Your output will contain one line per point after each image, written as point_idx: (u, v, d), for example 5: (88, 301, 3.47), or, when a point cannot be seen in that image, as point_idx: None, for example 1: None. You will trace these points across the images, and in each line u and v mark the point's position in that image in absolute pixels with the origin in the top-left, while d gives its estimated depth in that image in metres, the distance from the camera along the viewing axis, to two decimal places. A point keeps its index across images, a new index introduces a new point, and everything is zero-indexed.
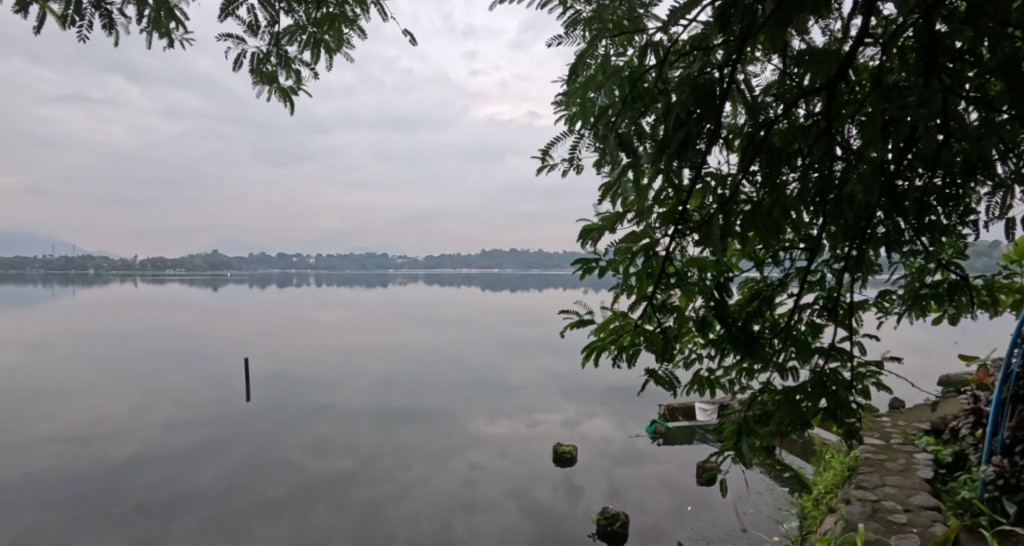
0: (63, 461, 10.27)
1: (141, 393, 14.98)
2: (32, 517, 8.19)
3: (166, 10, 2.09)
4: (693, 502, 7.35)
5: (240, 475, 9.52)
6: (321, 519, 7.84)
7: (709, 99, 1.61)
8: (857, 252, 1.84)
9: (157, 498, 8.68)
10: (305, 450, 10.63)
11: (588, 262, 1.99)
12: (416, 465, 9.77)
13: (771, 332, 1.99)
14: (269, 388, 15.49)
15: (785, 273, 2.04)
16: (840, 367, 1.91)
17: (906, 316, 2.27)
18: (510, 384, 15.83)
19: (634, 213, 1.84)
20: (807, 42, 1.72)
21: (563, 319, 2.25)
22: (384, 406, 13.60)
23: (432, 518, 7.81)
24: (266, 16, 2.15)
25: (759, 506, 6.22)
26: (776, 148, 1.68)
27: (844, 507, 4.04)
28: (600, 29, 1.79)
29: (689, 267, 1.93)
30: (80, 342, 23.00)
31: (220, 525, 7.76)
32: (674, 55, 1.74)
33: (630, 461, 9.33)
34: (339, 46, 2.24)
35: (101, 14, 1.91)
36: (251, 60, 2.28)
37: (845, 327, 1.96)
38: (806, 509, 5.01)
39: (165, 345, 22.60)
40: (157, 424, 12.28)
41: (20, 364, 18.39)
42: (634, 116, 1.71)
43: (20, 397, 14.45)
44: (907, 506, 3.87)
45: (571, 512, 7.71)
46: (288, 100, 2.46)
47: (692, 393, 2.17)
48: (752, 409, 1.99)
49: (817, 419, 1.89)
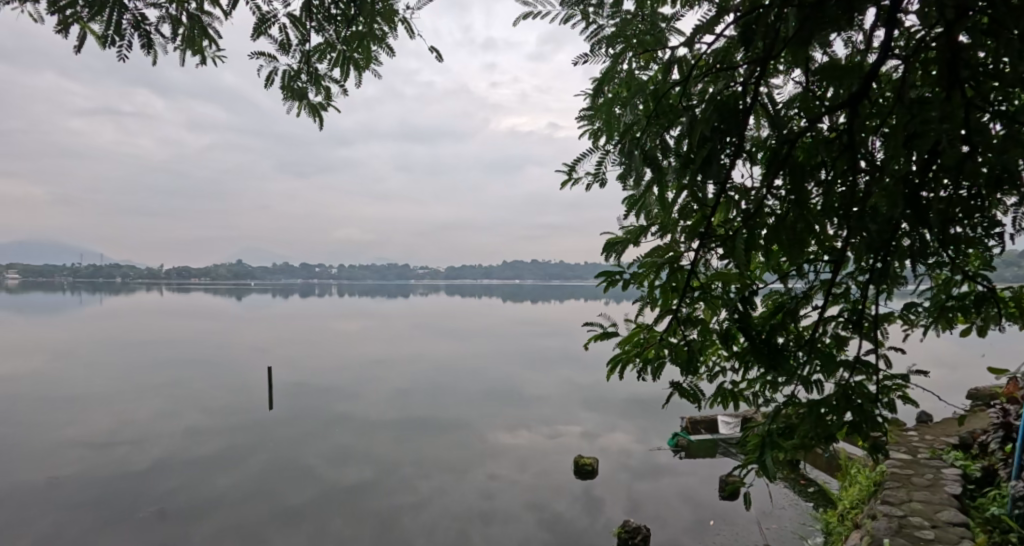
0: (89, 464, 10.51)
1: (165, 399, 15.25)
2: (56, 518, 8.36)
3: (200, 29, 2.19)
4: (715, 517, 7.29)
5: (261, 482, 9.63)
6: (336, 527, 7.90)
7: (733, 112, 1.62)
8: (883, 265, 1.83)
9: (178, 504, 8.78)
10: (324, 459, 10.71)
11: (612, 274, 2.05)
12: (435, 476, 9.78)
13: (796, 345, 1.99)
14: (291, 396, 15.71)
15: (810, 285, 2.05)
16: (864, 380, 1.89)
17: (931, 328, 2.27)
18: (530, 395, 15.90)
19: (657, 226, 1.89)
20: (830, 56, 1.73)
21: (588, 331, 2.25)
22: (403, 415, 13.73)
23: (451, 528, 7.82)
24: (297, 35, 2.23)
25: (781, 521, 6.23)
26: (799, 162, 1.70)
27: (870, 523, 4.01)
28: (624, 45, 1.84)
29: (714, 280, 1.95)
30: (109, 349, 23.52)
31: (239, 531, 7.83)
32: (698, 70, 1.77)
33: (650, 474, 9.30)
34: (368, 63, 2.29)
35: (140, 34, 2.04)
36: (282, 77, 2.37)
37: (871, 339, 1.95)
38: (831, 525, 4.99)
39: (187, 352, 23.12)
40: (180, 430, 12.50)
41: (47, 370, 18.80)
42: (658, 131, 1.72)
43: (47, 402, 14.82)
44: (934, 522, 3.81)
45: (589, 525, 7.67)
46: (317, 116, 2.53)
47: (715, 406, 2.21)
48: (776, 422, 1.98)
49: (841, 433, 1.87)
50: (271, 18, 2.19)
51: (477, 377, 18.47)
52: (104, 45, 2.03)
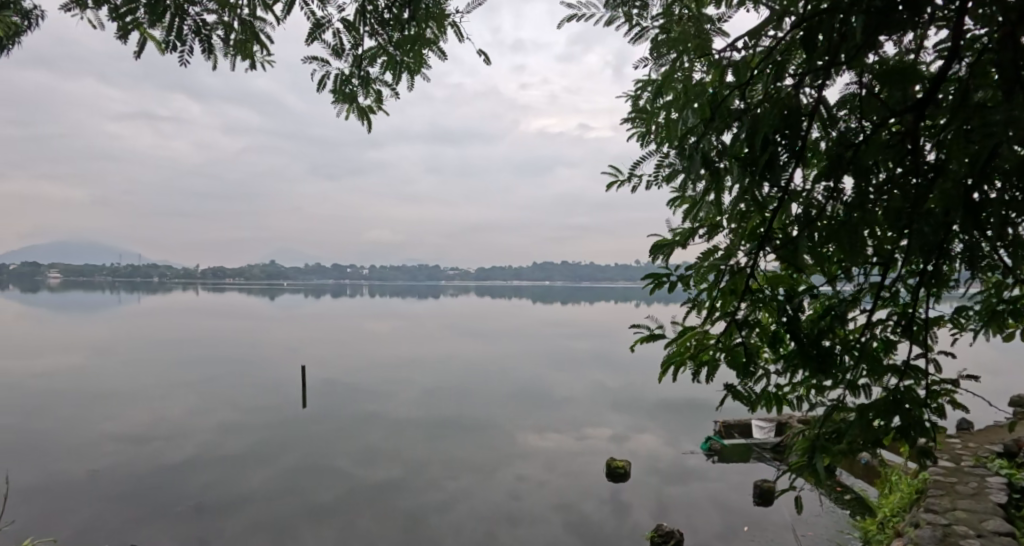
0: (126, 458, 10.77)
1: (199, 396, 15.55)
2: (95, 510, 8.59)
3: (251, 33, 2.23)
4: (748, 523, 7.21)
5: (292, 479, 9.75)
6: (366, 525, 7.98)
7: (791, 115, 1.61)
8: (934, 268, 1.79)
9: (212, 498, 8.95)
10: (354, 457, 10.84)
11: (659, 276, 2.05)
12: (463, 476, 9.83)
13: (844, 349, 1.96)
14: (322, 395, 15.90)
15: (858, 288, 2.02)
16: (913, 385, 1.86)
17: (982, 332, 2.22)
18: (558, 396, 15.88)
19: (706, 228, 1.88)
20: (885, 56, 1.71)
21: (634, 333, 2.25)
22: (432, 415, 13.81)
23: (479, 528, 7.86)
24: (350, 40, 2.26)
25: (817, 528, 6.16)
26: (854, 163, 1.67)
27: (912, 530, 3.93)
28: (676, 48, 1.83)
29: (763, 282, 1.93)
30: (147, 346, 24.10)
31: (270, 527, 7.95)
32: (753, 72, 1.75)
33: (680, 478, 9.23)
34: (419, 66, 2.32)
35: (200, 40, 2.10)
36: (333, 81, 2.41)
37: (920, 344, 1.92)
38: (870, 533, 4.91)
39: (220, 350, 23.51)
40: (213, 427, 12.75)
41: (87, 366, 19.34)
42: (713, 134, 1.71)
43: (87, 397, 15.23)
44: (979, 532, 3.72)
45: (618, 528, 7.64)
46: (366, 118, 2.56)
47: (759, 409, 2.19)
48: (823, 426, 1.94)
49: (888, 438, 1.83)
50: (325, 22, 2.23)
51: (505, 378, 18.46)
52: (164, 50, 2.09)
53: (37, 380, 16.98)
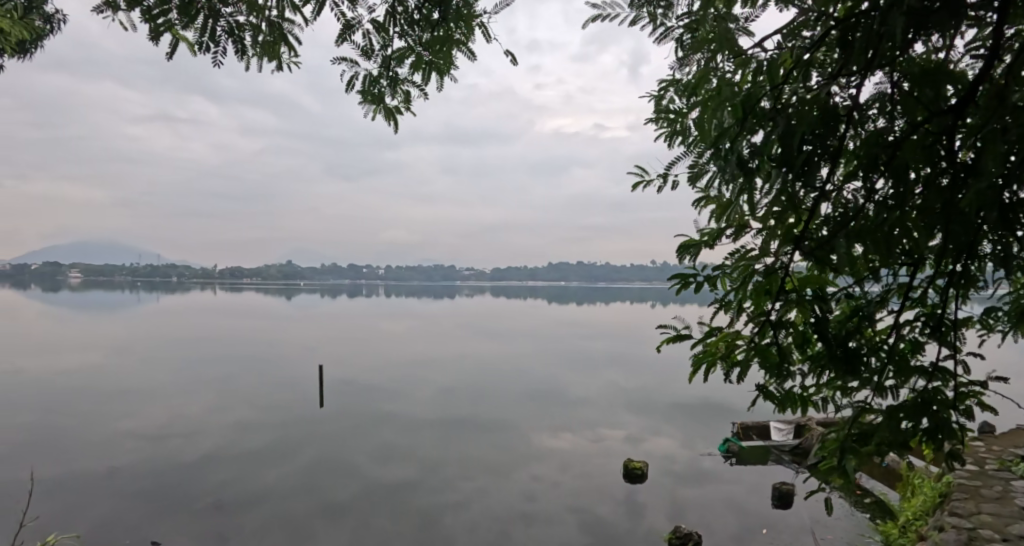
0: (145, 455, 10.90)
1: (216, 394, 15.69)
2: (115, 506, 8.70)
3: (280, 35, 2.26)
4: (766, 525, 7.16)
5: (308, 477, 9.82)
6: (381, 524, 8.02)
7: (825, 115, 1.60)
8: (965, 269, 1.76)
9: (229, 495, 9.03)
10: (369, 456, 10.89)
11: (686, 276, 2.04)
12: (478, 476, 9.85)
13: (871, 350, 1.94)
14: (338, 395, 15.99)
15: (885, 289, 2.00)
16: (942, 386, 1.83)
17: (1011, 333, 2.18)
18: (573, 397, 15.87)
19: (734, 228, 1.87)
20: (915, 54, 1.69)
21: (660, 334, 2.24)
22: (446, 415, 13.85)
23: (494, 528, 7.88)
24: (379, 40, 2.28)
25: (837, 531, 6.11)
26: (886, 162, 1.66)
27: (936, 534, 3.90)
28: (705, 47, 1.83)
29: (791, 283, 1.91)
30: (166, 345, 24.39)
31: (287, 525, 8.01)
32: (783, 71, 1.74)
33: (696, 479, 9.19)
34: (447, 66, 2.34)
35: (233, 41, 2.13)
36: (361, 81, 2.43)
37: (949, 344, 1.89)
38: (892, 537, 4.87)
39: (237, 349, 23.72)
40: (230, 425, 12.87)
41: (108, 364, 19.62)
42: (745, 134, 1.70)
43: (107, 395, 15.43)
44: (1004, 536, 3.68)
45: (633, 529, 7.62)
46: (392, 118, 2.58)
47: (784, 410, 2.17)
48: (851, 427, 1.92)
49: (916, 441, 1.81)
50: (355, 23, 2.25)
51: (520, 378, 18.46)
52: (197, 51, 2.12)
53: (59, 378, 17.23)
